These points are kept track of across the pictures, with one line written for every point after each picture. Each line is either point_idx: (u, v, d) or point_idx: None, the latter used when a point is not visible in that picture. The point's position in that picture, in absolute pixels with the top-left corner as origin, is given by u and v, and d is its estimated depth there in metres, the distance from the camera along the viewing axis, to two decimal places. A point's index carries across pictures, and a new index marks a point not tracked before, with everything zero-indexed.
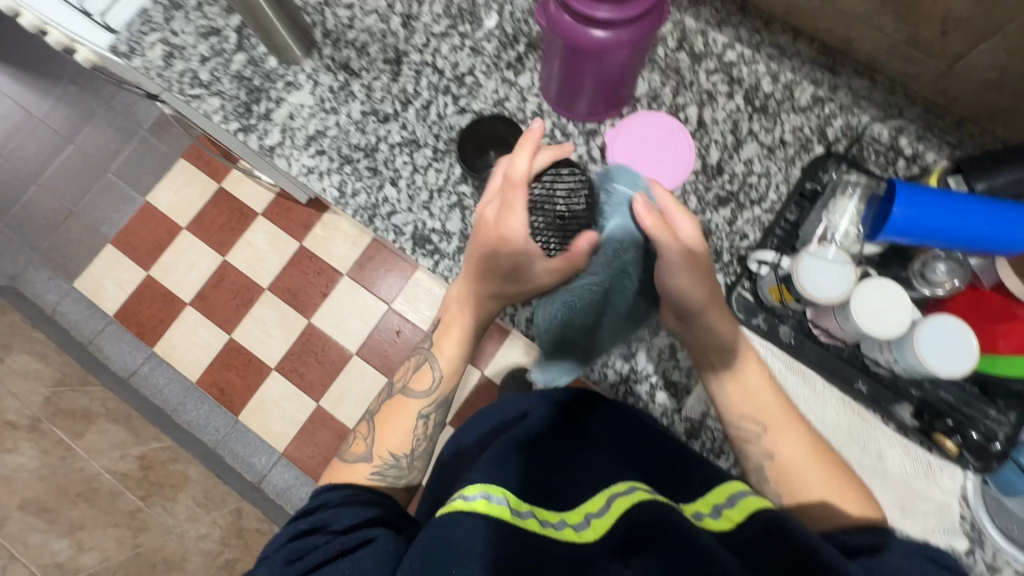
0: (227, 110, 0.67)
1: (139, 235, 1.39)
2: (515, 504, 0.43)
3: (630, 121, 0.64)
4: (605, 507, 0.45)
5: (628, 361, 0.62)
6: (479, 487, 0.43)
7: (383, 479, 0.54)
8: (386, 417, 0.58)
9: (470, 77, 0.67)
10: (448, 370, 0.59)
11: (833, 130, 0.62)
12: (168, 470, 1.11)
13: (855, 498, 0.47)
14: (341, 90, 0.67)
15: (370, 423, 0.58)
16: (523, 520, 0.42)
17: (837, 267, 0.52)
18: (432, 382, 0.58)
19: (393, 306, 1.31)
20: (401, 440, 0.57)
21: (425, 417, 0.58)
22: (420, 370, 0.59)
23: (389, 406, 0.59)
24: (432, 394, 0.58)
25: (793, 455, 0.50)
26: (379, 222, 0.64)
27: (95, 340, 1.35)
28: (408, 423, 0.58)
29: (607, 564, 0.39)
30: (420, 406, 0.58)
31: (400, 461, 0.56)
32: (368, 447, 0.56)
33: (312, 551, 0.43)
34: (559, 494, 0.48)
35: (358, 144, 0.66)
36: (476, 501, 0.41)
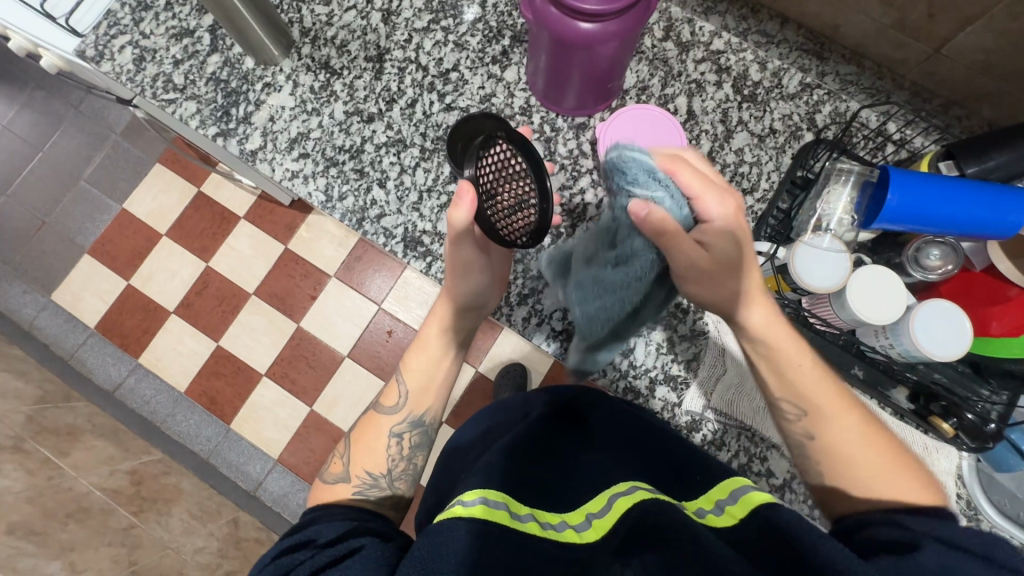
0: (204, 114, 0.65)
1: (117, 244, 1.35)
2: (514, 508, 0.42)
3: (620, 114, 0.63)
4: (606, 507, 0.45)
5: (627, 356, 0.62)
6: (476, 492, 0.42)
7: (365, 498, 0.54)
8: (360, 435, 0.59)
9: (455, 73, 0.65)
10: (413, 386, 0.59)
11: (822, 116, 0.62)
12: (161, 484, 1.09)
13: (907, 482, 0.44)
14: (322, 90, 0.65)
15: (346, 442, 0.59)
16: (523, 524, 0.41)
17: (832, 258, 0.52)
18: (398, 397, 0.59)
19: (383, 306, 1.29)
20: (376, 458, 0.57)
21: (397, 436, 0.59)
22: (390, 388, 0.60)
23: (363, 423, 0.60)
24: (400, 410, 0.59)
25: (839, 436, 0.47)
26: (369, 225, 0.63)
27: (76, 354, 1.31)
28: (380, 441, 0.58)
29: (608, 564, 0.39)
30: (392, 424, 0.59)
31: (378, 481, 0.55)
32: (345, 466, 0.56)
33: (302, 562, 0.42)
34: (559, 495, 0.48)
35: (343, 145, 0.64)
36: (474, 507, 0.40)
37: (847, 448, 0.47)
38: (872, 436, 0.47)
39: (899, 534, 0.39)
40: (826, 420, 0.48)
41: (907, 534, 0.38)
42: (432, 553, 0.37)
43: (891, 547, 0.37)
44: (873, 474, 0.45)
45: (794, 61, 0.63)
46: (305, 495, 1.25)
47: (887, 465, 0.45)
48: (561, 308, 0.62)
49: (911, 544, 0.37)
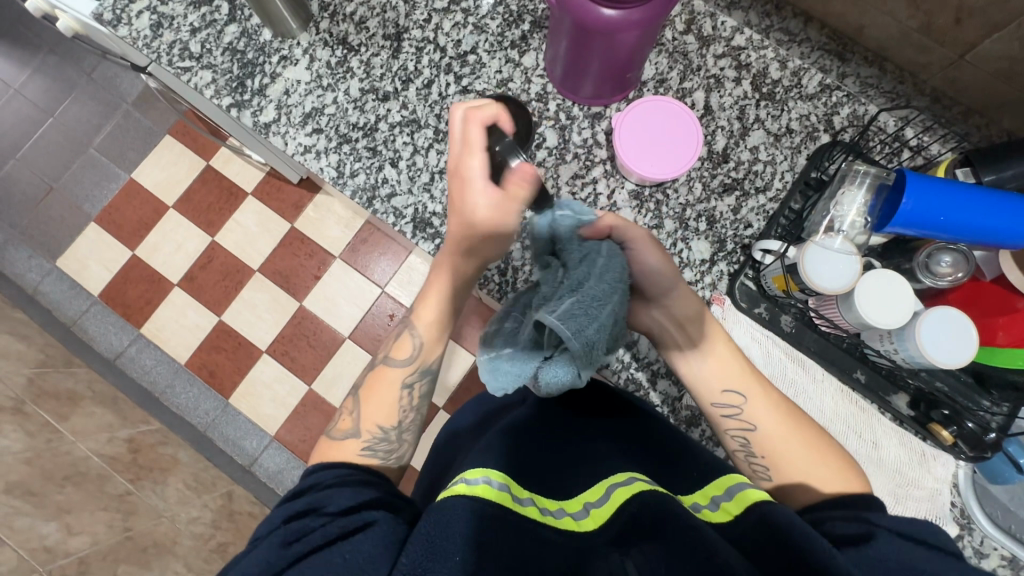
0: (219, 84, 0.65)
1: (124, 213, 1.35)
2: (517, 491, 0.43)
3: (625, 116, 0.61)
4: (605, 496, 0.45)
5: (629, 349, 0.62)
6: (479, 471, 0.42)
7: (374, 455, 0.53)
8: (370, 391, 0.57)
9: (473, 56, 0.65)
10: (427, 336, 0.57)
11: (839, 118, 0.63)
12: (158, 453, 1.10)
13: (837, 470, 0.47)
14: (339, 66, 0.65)
15: (355, 398, 0.57)
16: (523, 507, 0.41)
17: (843, 260, 0.51)
18: (412, 350, 0.57)
19: (387, 289, 1.30)
20: (387, 411, 0.56)
21: (408, 387, 0.58)
22: (399, 339, 0.58)
23: (372, 378, 0.58)
24: (413, 362, 0.57)
25: (774, 424, 0.50)
26: (379, 204, 0.63)
27: (79, 321, 1.31)
28: (393, 394, 0.57)
29: (607, 553, 0.39)
30: (403, 374, 0.57)
31: (389, 434, 0.55)
32: (355, 422, 0.55)
33: (311, 532, 0.42)
34: (558, 480, 0.48)
35: (357, 123, 0.64)
36: (477, 487, 0.40)
37: (788, 443, 0.49)
38: (807, 432, 0.50)
39: (859, 527, 0.39)
40: (764, 421, 0.50)
41: (864, 525, 0.39)
42: (438, 529, 0.37)
43: (851, 538, 0.39)
44: (818, 467, 0.47)
45: (815, 61, 0.63)
46: (300, 473, 1.26)
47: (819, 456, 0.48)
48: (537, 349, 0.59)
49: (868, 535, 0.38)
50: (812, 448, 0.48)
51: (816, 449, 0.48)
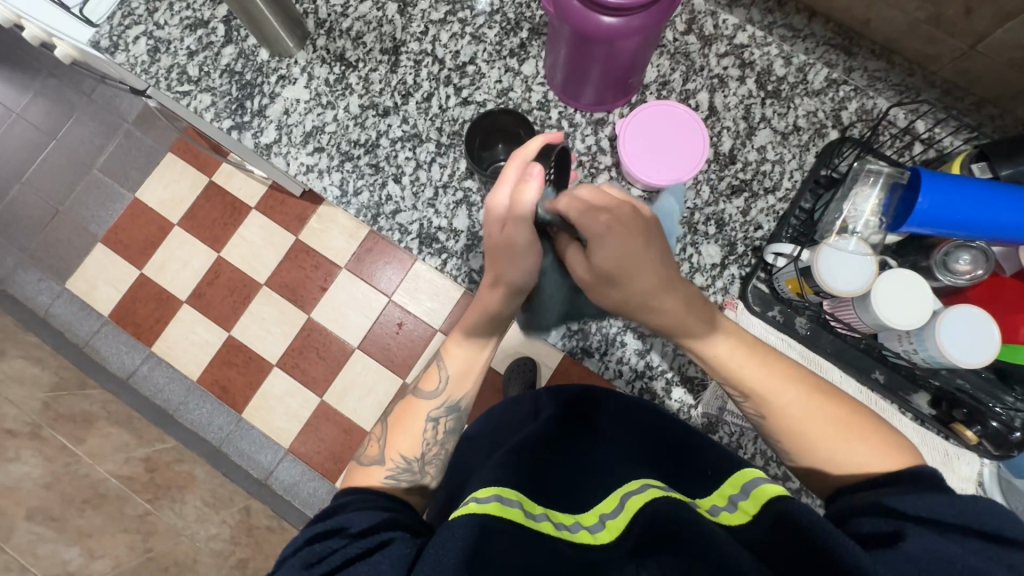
0: (219, 106, 0.64)
1: (130, 233, 1.36)
2: (530, 507, 0.43)
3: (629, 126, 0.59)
4: (619, 506, 0.44)
5: (643, 357, 0.59)
6: (491, 489, 0.42)
7: (396, 484, 0.54)
8: (398, 420, 0.58)
9: (472, 66, 0.64)
10: (456, 371, 0.58)
11: (847, 113, 0.62)
12: (175, 471, 1.11)
13: (864, 449, 0.45)
14: (337, 83, 0.64)
15: (383, 425, 0.58)
16: (536, 523, 0.42)
17: (860, 262, 0.50)
18: (439, 382, 0.58)
19: (393, 298, 1.30)
20: (411, 442, 0.56)
21: (434, 420, 0.58)
22: (429, 370, 0.59)
23: (402, 406, 0.59)
24: (440, 395, 0.57)
25: (790, 408, 0.48)
26: (384, 221, 0.62)
27: (91, 341, 1.32)
28: (418, 425, 0.57)
29: (620, 566, 0.39)
30: (431, 407, 0.58)
31: (412, 465, 0.55)
32: (381, 449, 0.56)
33: (334, 552, 0.41)
34: (571, 496, 0.48)
35: (358, 140, 0.63)
36: (489, 505, 0.41)
37: (807, 432, 0.47)
38: (832, 415, 0.47)
39: (883, 525, 0.37)
40: (780, 410, 0.48)
41: (890, 522, 0.37)
42: (439, 547, 0.36)
43: (878, 538, 0.37)
44: (835, 447, 0.46)
45: (821, 56, 0.62)
46: (316, 485, 1.26)
47: (836, 433, 0.46)
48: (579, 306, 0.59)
49: (896, 533, 0.36)
50: (848, 432, 0.46)
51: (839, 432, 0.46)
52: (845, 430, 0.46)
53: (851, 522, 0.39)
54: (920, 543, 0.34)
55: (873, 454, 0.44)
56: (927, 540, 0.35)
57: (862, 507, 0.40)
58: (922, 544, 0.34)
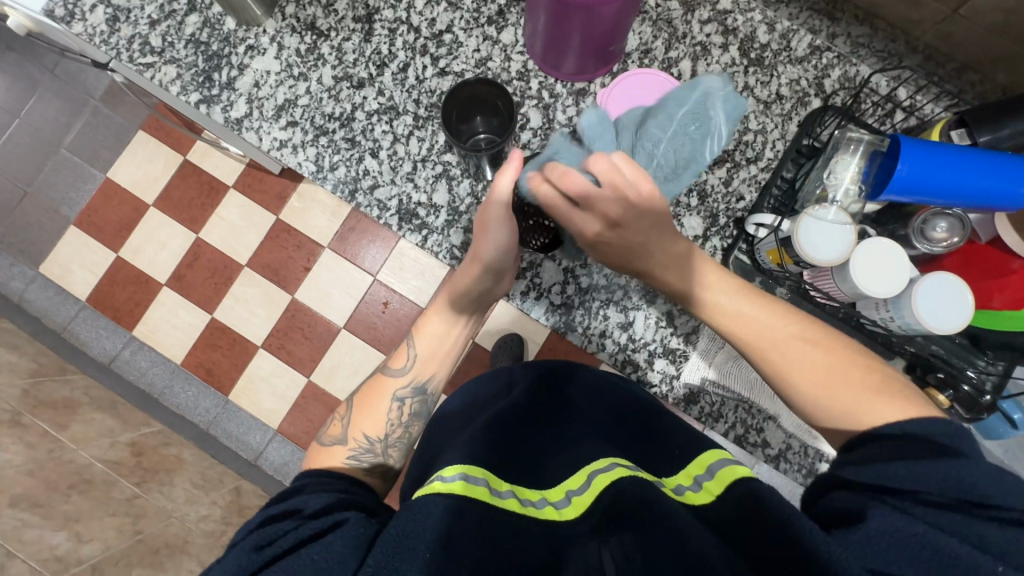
0: (185, 79, 0.61)
1: (104, 215, 1.32)
2: (496, 484, 0.43)
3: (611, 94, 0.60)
4: (585, 484, 0.45)
5: (625, 330, 0.59)
6: (457, 468, 0.42)
7: (356, 464, 0.53)
8: (364, 400, 0.58)
9: (449, 35, 0.62)
10: (424, 352, 0.59)
11: (830, 81, 0.61)
12: (162, 454, 1.10)
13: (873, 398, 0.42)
14: (309, 53, 0.62)
15: (348, 405, 0.58)
16: (502, 500, 0.42)
17: (837, 229, 0.50)
18: (408, 361, 0.58)
19: (378, 277, 1.28)
20: (375, 422, 0.56)
21: (400, 400, 0.58)
22: (398, 350, 0.60)
23: (369, 386, 0.59)
24: (407, 374, 0.58)
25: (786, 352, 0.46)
26: (362, 196, 0.60)
27: (69, 327, 1.30)
28: (384, 406, 0.57)
29: (585, 540, 0.39)
30: (397, 386, 0.58)
31: (374, 446, 0.55)
32: (344, 428, 0.56)
33: (283, 534, 0.42)
34: (536, 471, 0.49)
35: (333, 113, 0.61)
36: (455, 484, 0.41)
37: (796, 374, 0.45)
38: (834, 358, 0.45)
39: (849, 500, 0.36)
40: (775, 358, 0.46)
41: (853, 498, 0.35)
42: (404, 529, 0.37)
43: (843, 516, 0.35)
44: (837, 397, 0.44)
45: (804, 22, 0.61)
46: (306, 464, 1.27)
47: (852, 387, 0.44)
48: (560, 280, 0.59)
49: (858, 512, 0.34)
50: (852, 383, 0.44)
51: (819, 371, 0.45)
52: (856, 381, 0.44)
53: (826, 496, 0.37)
54: (880, 520, 0.33)
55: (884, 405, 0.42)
56: (889, 518, 0.33)
57: (837, 483, 0.38)
58: (883, 520, 0.33)
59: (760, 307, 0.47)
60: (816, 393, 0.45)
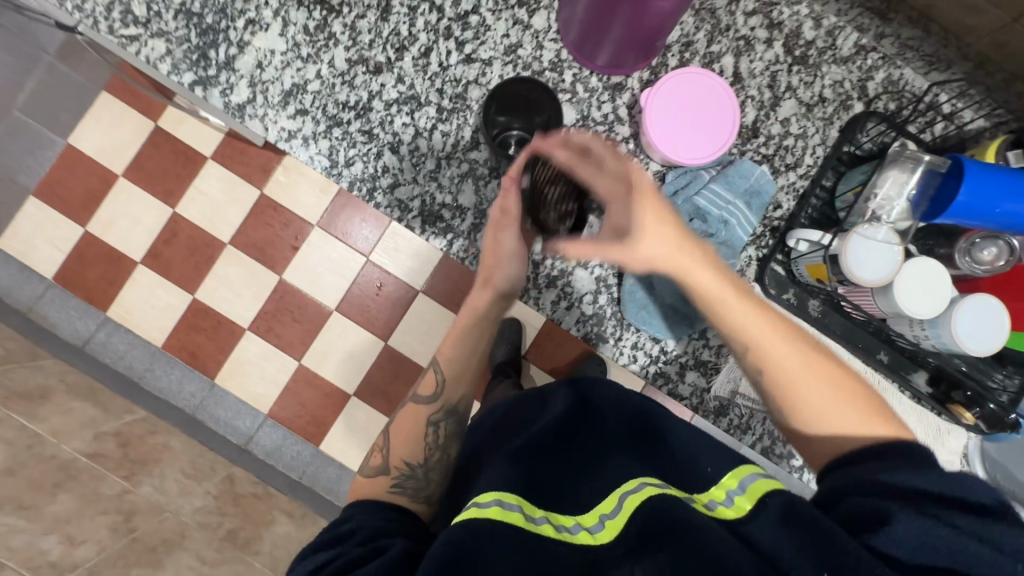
0: (175, 56, 0.54)
1: (69, 185, 1.21)
2: (529, 510, 0.41)
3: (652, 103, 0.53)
4: (617, 507, 0.41)
5: (658, 342, 0.57)
6: (491, 494, 0.41)
7: (402, 492, 0.50)
8: (399, 428, 0.55)
9: (476, 16, 0.56)
10: (453, 373, 0.56)
11: (873, 84, 0.59)
12: (149, 444, 1.05)
13: (854, 413, 0.37)
14: (319, 31, 0.55)
15: (384, 435, 0.55)
16: (537, 527, 0.39)
17: (885, 252, 0.49)
18: (438, 386, 0.56)
19: (372, 258, 1.23)
20: (413, 447, 0.53)
21: (435, 425, 0.55)
22: (427, 376, 0.57)
23: (402, 416, 0.56)
24: (439, 397, 0.55)
25: (780, 357, 0.38)
26: (382, 196, 0.56)
27: (36, 307, 1.21)
28: (418, 431, 0.54)
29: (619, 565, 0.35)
30: (430, 411, 0.56)
31: (416, 471, 0.51)
32: (384, 457, 0.53)
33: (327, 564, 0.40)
34: (563, 492, 0.45)
35: (347, 102, 0.55)
36: (489, 510, 0.39)
37: (799, 380, 0.38)
38: (829, 374, 0.38)
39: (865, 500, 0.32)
40: (770, 358, 0.38)
41: (872, 496, 0.32)
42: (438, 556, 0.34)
43: (861, 513, 0.32)
44: (824, 408, 0.37)
45: (852, 19, 0.57)
46: (299, 449, 1.24)
47: (835, 394, 0.37)
48: (593, 289, 0.57)
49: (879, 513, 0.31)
50: (836, 388, 0.38)
51: (814, 377, 0.38)
52: (837, 387, 0.38)
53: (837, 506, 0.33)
54: (905, 526, 0.30)
55: (859, 417, 0.37)
56: (915, 524, 0.30)
57: (848, 484, 0.34)
58: (910, 523, 0.30)
59: (756, 310, 0.39)
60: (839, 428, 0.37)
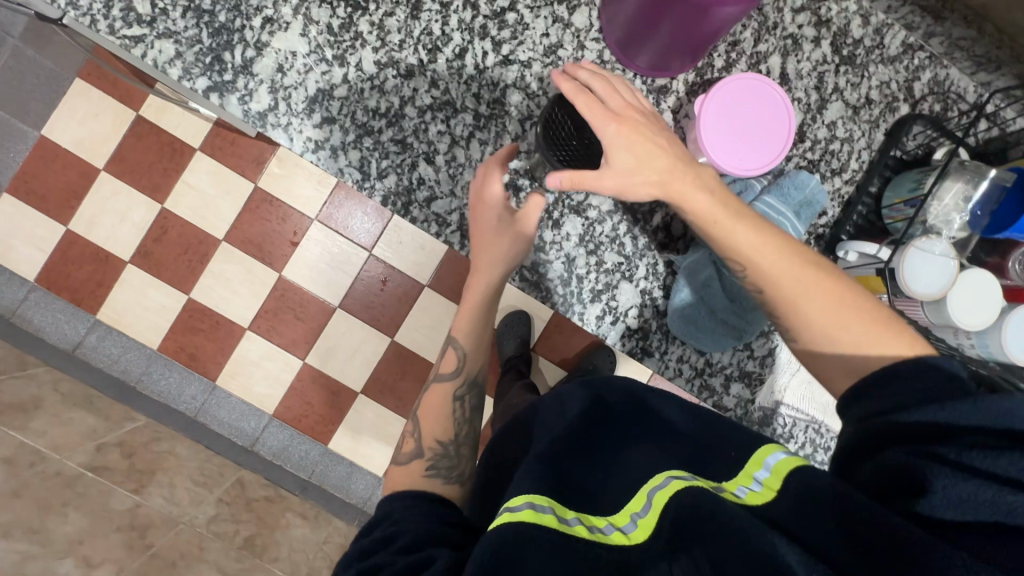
0: (186, 59, 0.49)
1: (47, 181, 1.13)
2: (561, 510, 0.35)
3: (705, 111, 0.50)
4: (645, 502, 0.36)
5: (703, 355, 0.56)
6: (523, 495, 0.36)
7: (438, 475, 0.50)
8: (426, 409, 0.55)
9: (513, 14, 0.52)
10: (469, 346, 0.56)
11: (920, 85, 0.57)
12: (154, 452, 1.01)
13: (859, 327, 0.40)
14: (344, 30, 0.51)
15: (412, 418, 0.55)
16: (570, 528, 0.34)
17: (940, 264, 0.48)
18: (457, 363, 0.56)
19: (374, 252, 1.18)
20: (443, 425, 0.53)
21: (460, 399, 0.55)
22: (444, 355, 0.57)
23: (426, 398, 0.56)
24: (460, 373, 0.55)
25: (778, 273, 0.42)
26: (417, 210, 0.53)
27: (20, 311, 1.14)
28: (446, 409, 0.55)
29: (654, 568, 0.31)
30: (453, 388, 0.56)
31: (449, 449, 0.52)
32: (416, 441, 0.52)
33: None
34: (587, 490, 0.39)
35: (378, 109, 0.52)
36: (522, 514, 0.34)
37: (799, 299, 0.42)
38: (836, 295, 0.41)
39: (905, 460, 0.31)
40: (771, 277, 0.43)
41: (914, 458, 0.31)
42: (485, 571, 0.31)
43: (899, 482, 0.31)
44: (830, 326, 0.41)
45: (902, 17, 0.55)
46: (307, 447, 1.20)
47: (844, 308, 0.41)
48: (638, 303, 0.56)
49: (917, 479, 0.30)
50: (844, 306, 0.41)
51: (828, 297, 0.41)
52: (843, 304, 0.41)
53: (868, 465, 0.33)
54: (946, 492, 0.29)
55: (867, 332, 0.40)
56: (953, 488, 0.29)
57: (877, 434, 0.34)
58: (942, 487, 0.29)
59: (751, 229, 0.43)
60: (828, 336, 0.41)
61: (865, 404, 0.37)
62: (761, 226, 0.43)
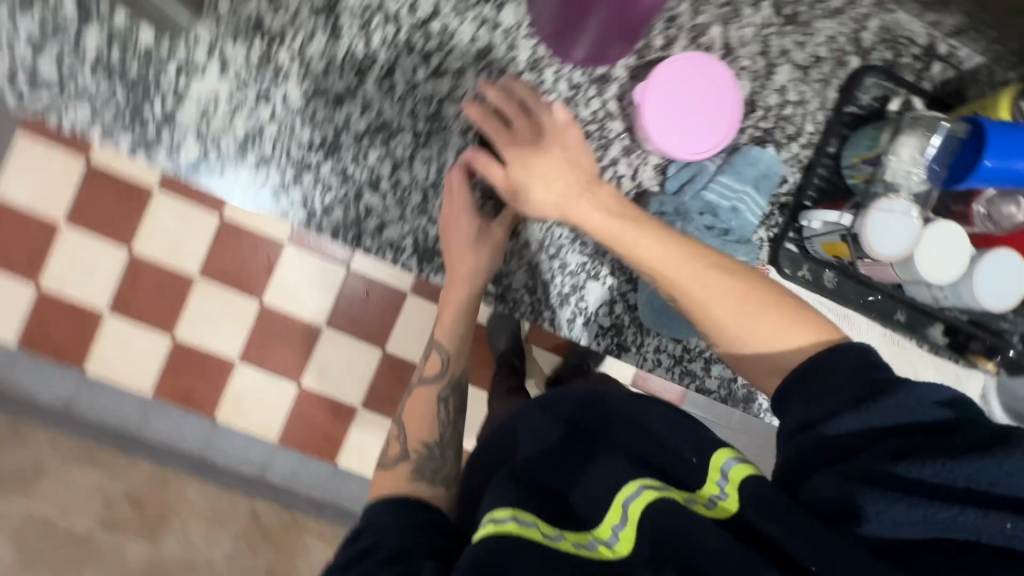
0: (106, 120, 0.48)
1: None
2: (546, 526, 0.37)
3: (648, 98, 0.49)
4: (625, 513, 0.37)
5: (679, 341, 0.56)
6: (506, 509, 0.38)
7: (423, 478, 0.49)
8: (410, 412, 0.54)
9: (437, 21, 0.49)
10: (454, 348, 0.55)
11: (868, 35, 0.54)
12: (162, 498, 0.92)
13: (787, 333, 0.43)
14: (263, 64, 0.48)
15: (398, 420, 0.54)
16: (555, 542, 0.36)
17: (903, 223, 0.48)
18: (442, 365, 0.55)
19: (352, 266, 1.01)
20: (428, 428, 0.53)
21: (444, 402, 0.55)
22: (429, 358, 0.56)
23: (411, 401, 0.55)
24: (444, 376, 0.55)
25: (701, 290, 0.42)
26: (369, 240, 0.52)
27: None
28: (432, 412, 0.54)
29: None
30: (437, 390, 0.55)
31: (435, 452, 0.51)
32: (402, 444, 0.52)
33: None
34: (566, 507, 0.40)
35: (313, 143, 0.50)
36: (508, 525, 0.36)
37: (724, 315, 0.43)
38: (755, 302, 0.43)
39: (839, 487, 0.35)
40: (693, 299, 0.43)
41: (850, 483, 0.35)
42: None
43: (837, 503, 0.34)
44: (755, 336, 0.43)
45: None
46: None
47: (769, 316, 0.43)
48: (607, 300, 0.55)
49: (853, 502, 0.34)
50: (776, 319, 0.43)
51: (747, 309, 0.43)
52: (767, 312, 0.43)
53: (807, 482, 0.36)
54: (880, 520, 0.33)
55: (794, 339, 0.42)
56: (888, 515, 0.33)
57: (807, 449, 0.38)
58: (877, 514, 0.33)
59: (667, 245, 0.42)
60: (751, 347, 0.43)
61: (796, 415, 0.40)
62: (666, 238, 0.43)
